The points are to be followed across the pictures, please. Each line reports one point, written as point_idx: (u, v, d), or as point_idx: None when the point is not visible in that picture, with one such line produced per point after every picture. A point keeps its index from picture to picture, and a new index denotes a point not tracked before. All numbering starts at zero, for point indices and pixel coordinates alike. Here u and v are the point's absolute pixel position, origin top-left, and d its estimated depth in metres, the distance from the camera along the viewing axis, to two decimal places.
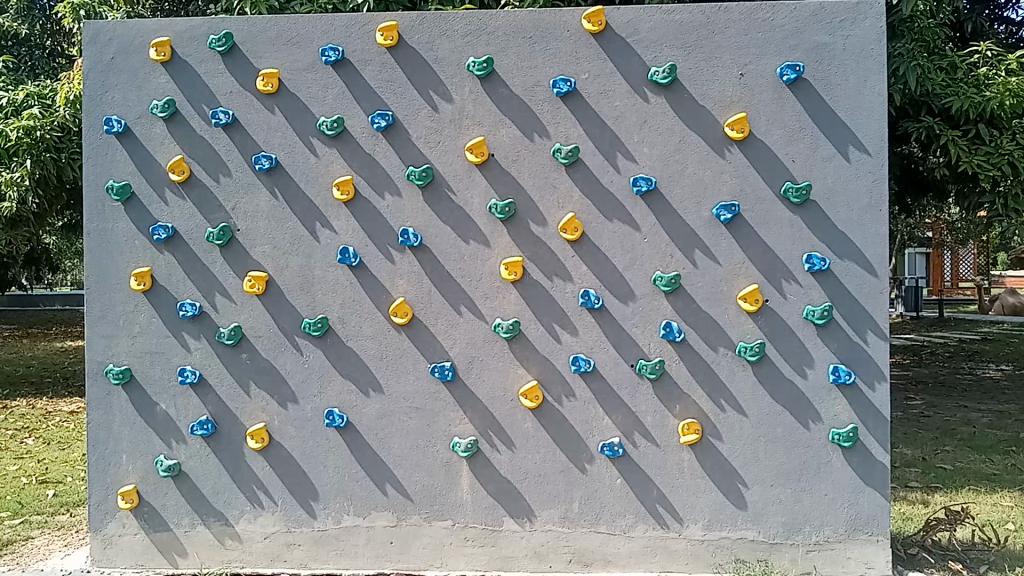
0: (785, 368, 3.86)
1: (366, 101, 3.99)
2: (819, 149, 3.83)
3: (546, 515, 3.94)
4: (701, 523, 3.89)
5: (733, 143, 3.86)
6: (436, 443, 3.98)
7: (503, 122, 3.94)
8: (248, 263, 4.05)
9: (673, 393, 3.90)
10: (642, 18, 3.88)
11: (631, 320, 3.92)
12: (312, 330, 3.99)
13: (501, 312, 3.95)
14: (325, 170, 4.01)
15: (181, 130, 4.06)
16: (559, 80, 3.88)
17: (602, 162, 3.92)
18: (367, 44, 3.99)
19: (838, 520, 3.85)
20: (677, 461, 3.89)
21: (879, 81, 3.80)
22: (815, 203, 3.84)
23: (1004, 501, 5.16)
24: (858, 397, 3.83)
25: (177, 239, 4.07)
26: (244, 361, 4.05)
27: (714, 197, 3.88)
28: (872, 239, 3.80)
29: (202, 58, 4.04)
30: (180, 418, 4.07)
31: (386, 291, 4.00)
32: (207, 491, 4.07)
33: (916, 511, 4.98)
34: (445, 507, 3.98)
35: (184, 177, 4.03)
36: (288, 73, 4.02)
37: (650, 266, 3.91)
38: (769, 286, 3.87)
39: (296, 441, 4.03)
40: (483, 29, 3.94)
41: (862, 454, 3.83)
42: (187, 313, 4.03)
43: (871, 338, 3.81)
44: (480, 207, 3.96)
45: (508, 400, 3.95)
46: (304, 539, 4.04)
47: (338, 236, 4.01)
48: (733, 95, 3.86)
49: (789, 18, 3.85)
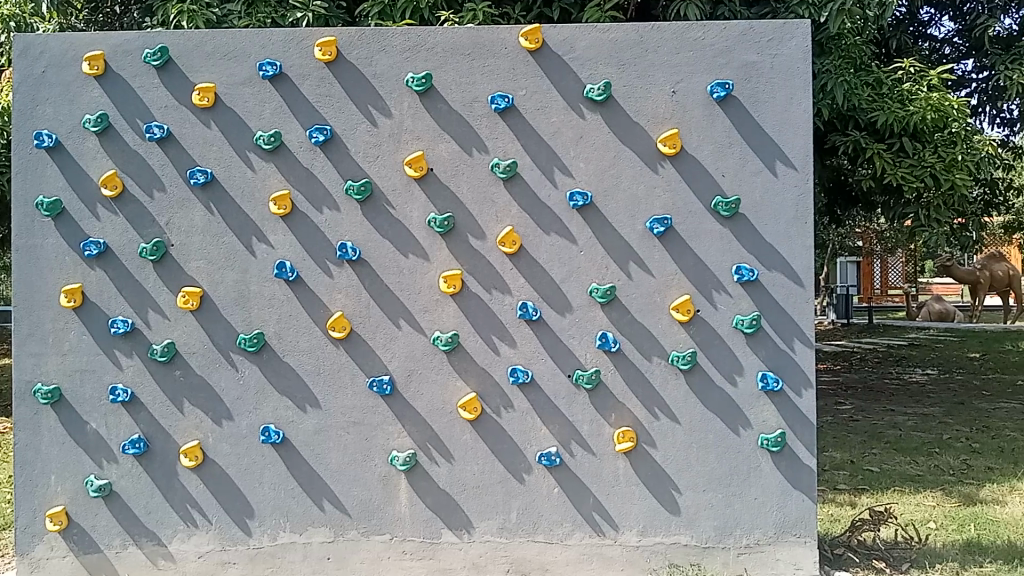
0: (716, 376, 3.97)
1: (304, 115, 3.99)
2: (748, 163, 3.96)
3: (484, 526, 3.98)
4: (637, 529, 3.96)
5: (666, 159, 3.97)
6: (375, 457, 3.99)
7: (442, 137, 3.99)
8: (182, 279, 4.00)
9: (609, 402, 3.97)
10: (578, 35, 3.97)
11: (568, 331, 3.98)
12: (248, 345, 3.97)
13: (439, 325, 3.98)
14: (263, 185, 4.00)
15: (116, 145, 4.01)
16: (497, 96, 3.94)
17: (540, 177, 3.98)
18: (304, 58, 3.99)
19: (768, 523, 3.96)
20: (613, 468, 3.96)
21: (804, 99, 3.94)
22: (744, 216, 3.96)
23: (927, 500, 5.37)
24: (785, 403, 3.95)
25: (109, 255, 4.01)
26: (178, 378, 4.01)
27: (648, 211, 3.97)
28: (798, 251, 3.94)
29: (137, 72, 4.00)
30: (112, 437, 4.01)
31: (324, 305, 4.00)
32: (139, 510, 4.02)
33: (843, 512, 5.15)
34: (384, 521, 3.99)
35: (117, 192, 3.98)
36: (225, 87, 4.00)
37: (587, 278, 3.98)
38: (700, 296, 3.97)
39: (232, 458, 4.00)
40: (422, 45, 3.99)
41: (790, 459, 3.95)
42: (120, 330, 3.97)
43: (798, 345, 3.94)
44: (420, 221, 3.99)
45: (446, 412, 3.98)
46: (239, 557, 4.00)
47: (275, 250, 4.00)
48: (665, 111, 3.97)
49: (720, 37, 3.96)
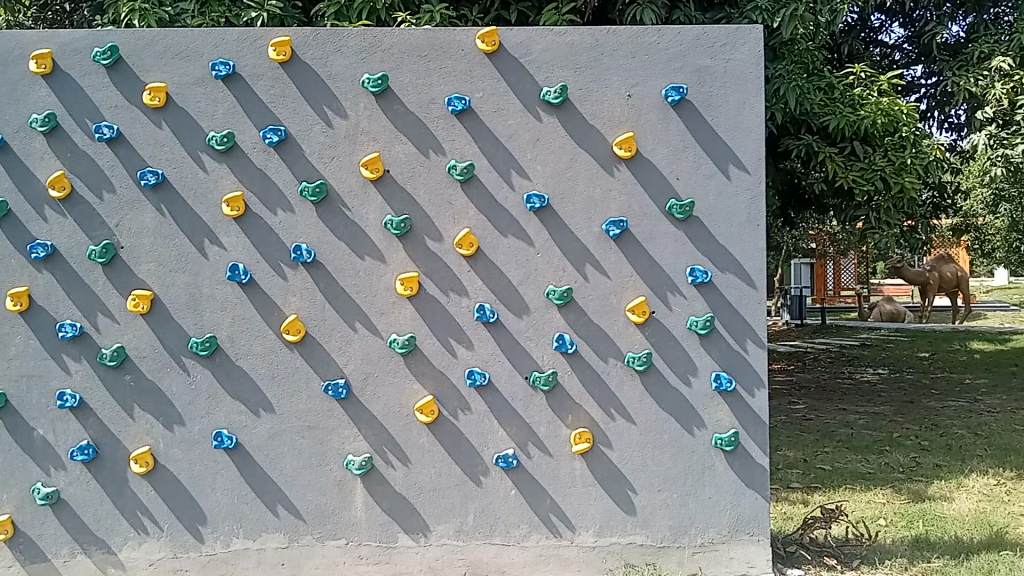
0: (671, 377, 4.00)
1: (258, 116, 3.95)
2: (702, 166, 4.00)
3: (441, 529, 3.97)
4: (593, 530, 3.98)
5: (621, 161, 4.00)
6: (330, 461, 3.95)
7: (398, 138, 3.97)
8: (132, 281, 3.93)
9: (565, 404, 3.99)
10: (535, 38, 3.98)
11: (525, 333, 3.99)
12: (200, 349, 3.91)
13: (396, 327, 3.96)
14: (215, 187, 3.94)
15: (64, 145, 3.92)
16: (454, 98, 3.94)
17: (496, 179, 3.99)
18: (258, 58, 3.95)
19: (722, 522, 4.01)
20: (570, 469, 3.98)
21: (757, 103, 4.00)
22: (698, 218, 4.00)
23: (877, 498, 5.48)
24: (739, 403, 4.00)
25: (57, 258, 3.92)
26: (128, 383, 3.93)
27: (604, 213, 4.00)
28: (750, 253, 4.00)
29: (86, 70, 3.92)
30: (60, 444, 3.92)
31: (278, 308, 3.95)
32: (88, 518, 3.94)
33: (796, 510, 5.23)
34: (339, 526, 3.96)
35: (65, 193, 3.89)
36: (176, 86, 3.93)
37: (544, 280, 3.99)
38: (656, 298, 4.00)
39: (184, 464, 3.94)
40: (378, 46, 3.97)
41: (743, 459, 4.00)
42: (68, 334, 3.88)
43: (751, 346, 4.00)
44: (376, 223, 3.97)
45: (403, 415, 3.96)
46: (191, 564, 3.94)
47: (228, 252, 3.95)
48: (621, 114, 4.00)
49: (674, 41, 4.01)
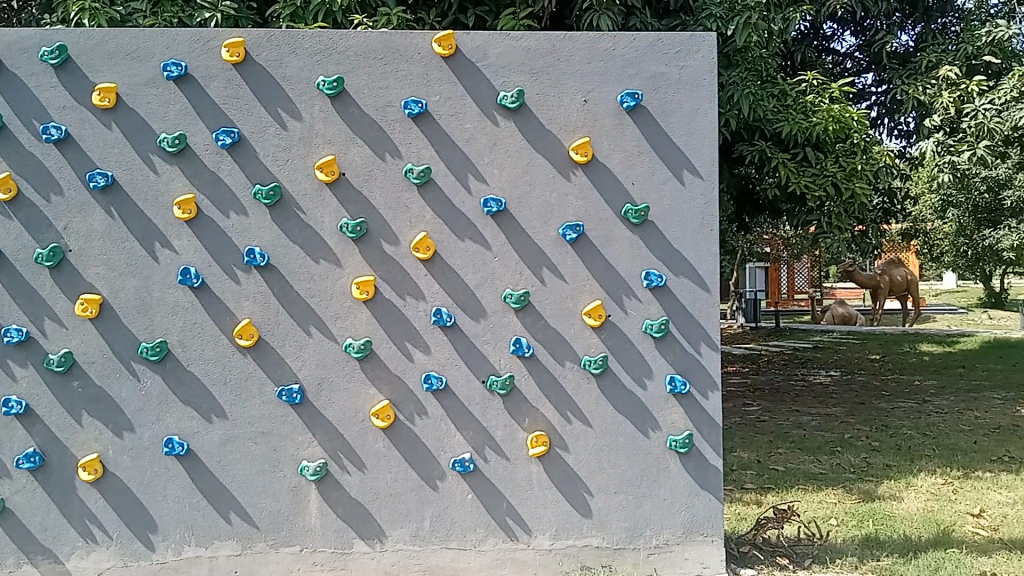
0: (627, 380, 4.03)
1: (211, 117, 3.89)
2: (657, 171, 4.04)
3: (397, 535, 3.95)
4: (549, 533, 4.00)
5: (578, 166, 4.02)
6: (284, 467, 3.91)
7: (354, 141, 3.95)
8: (80, 285, 3.85)
9: (522, 407, 3.99)
10: (491, 43, 3.99)
11: (482, 337, 3.99)
12: (151, 354, 3.84)
13: (351, 331, 3.94)
14: (167, 189, 3.88)
15: (10, 145, 3.83)
16: (411, 101, 3.93)
17: (453, 183, 3.98)
18: (211, 59, 3.90)
19: (677, 523, 4.05)
20: (526, 473, 3.99)
21: (710, 109, 4.06)
22: (653, 223, 4.04)
23: (829, 498, 5.58)
24: (693, 405, 4.05)
25: (2, 261, 3.82)
26: (76, 389, 3.85)
27: (560, 217, 4.01)
28: (704, 257, 4.05)
29: (33, 70, 3.84)
30: (5, 452, 3.83)
31: (232, 312, 3.90)
32: (34, 527, 3.84)
33: (750, 511, 5.30)
34: (294, 532, 3.92)
35: (11, 196, 3.80)
36: (127, 87, 3.86)
37: (501, 284, 3.99)
38: (611, 301, 4.03)
39: (134, 471, 3.87)
40: (334, 48, 3.94)
41: (697, 460, 4.05)
42: (13, 339, 3.79)
43: (705, 349, 4.05)
44: (331, 226, 3.94)
45: (358, 420, 3.93)
46: (142, 573, 3.87)
47: (180, 256, 3.89)
48: (577, 119, 4.02)
49: (629, 47, 4.04)
